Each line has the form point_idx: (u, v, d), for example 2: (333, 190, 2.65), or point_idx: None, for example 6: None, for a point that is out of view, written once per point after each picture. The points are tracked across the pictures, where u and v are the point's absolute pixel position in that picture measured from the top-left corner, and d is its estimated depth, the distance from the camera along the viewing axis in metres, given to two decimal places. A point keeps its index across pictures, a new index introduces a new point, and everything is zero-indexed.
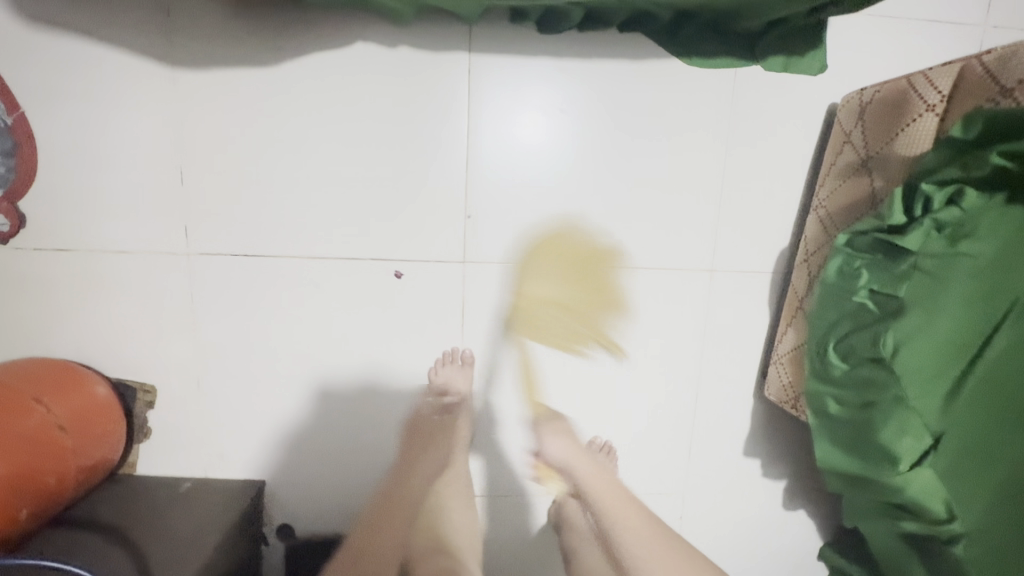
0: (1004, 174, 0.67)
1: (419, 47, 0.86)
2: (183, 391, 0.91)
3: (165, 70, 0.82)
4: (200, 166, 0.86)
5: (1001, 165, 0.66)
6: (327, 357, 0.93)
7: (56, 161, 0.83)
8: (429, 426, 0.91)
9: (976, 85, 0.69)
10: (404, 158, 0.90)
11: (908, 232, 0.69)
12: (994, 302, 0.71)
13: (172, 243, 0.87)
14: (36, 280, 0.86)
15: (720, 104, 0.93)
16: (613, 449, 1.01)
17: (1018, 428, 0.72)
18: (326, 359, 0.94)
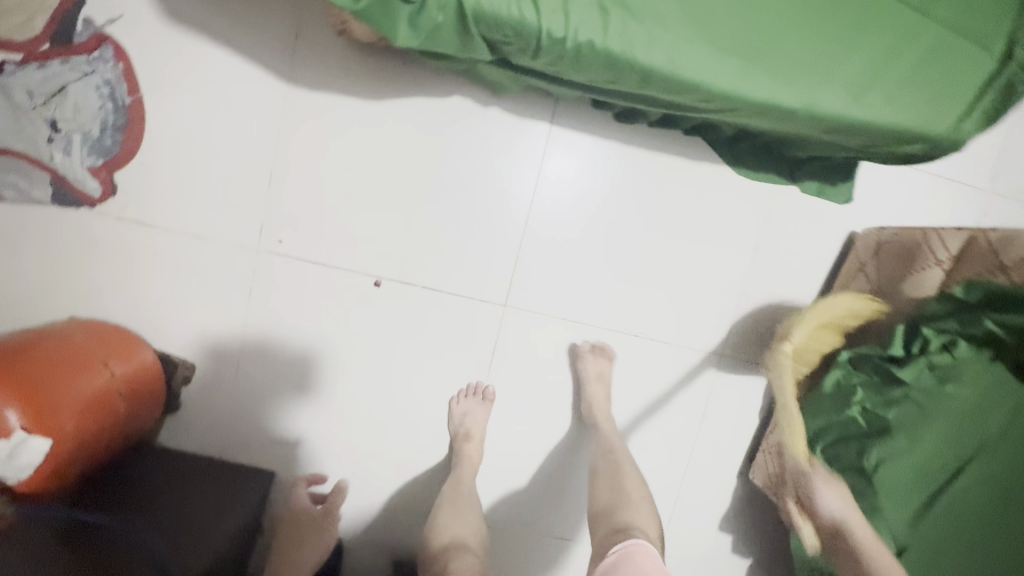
0: (992, 337, 0.80)
1: (508, 110, 0.96)
2: (221, 374, 0.97)
3: (279, 84, 0.90)
4: (286, 173, 0.93)
5: (992, 330, 0.79)
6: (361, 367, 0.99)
7: (159, 143, 0.89)
8: (304, 523, 0.95)
9: (980, 256, 0.84)
10: (472, 202, 0.98)
11: (905, 365, 0.81)
12: (966, 440, 0.80)
13: (246, 236, 0.94)
14: (111, 245, 0.92)
15: (757, 212, 1.04)
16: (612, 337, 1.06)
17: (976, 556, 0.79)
18: (359, 369, 1.00)
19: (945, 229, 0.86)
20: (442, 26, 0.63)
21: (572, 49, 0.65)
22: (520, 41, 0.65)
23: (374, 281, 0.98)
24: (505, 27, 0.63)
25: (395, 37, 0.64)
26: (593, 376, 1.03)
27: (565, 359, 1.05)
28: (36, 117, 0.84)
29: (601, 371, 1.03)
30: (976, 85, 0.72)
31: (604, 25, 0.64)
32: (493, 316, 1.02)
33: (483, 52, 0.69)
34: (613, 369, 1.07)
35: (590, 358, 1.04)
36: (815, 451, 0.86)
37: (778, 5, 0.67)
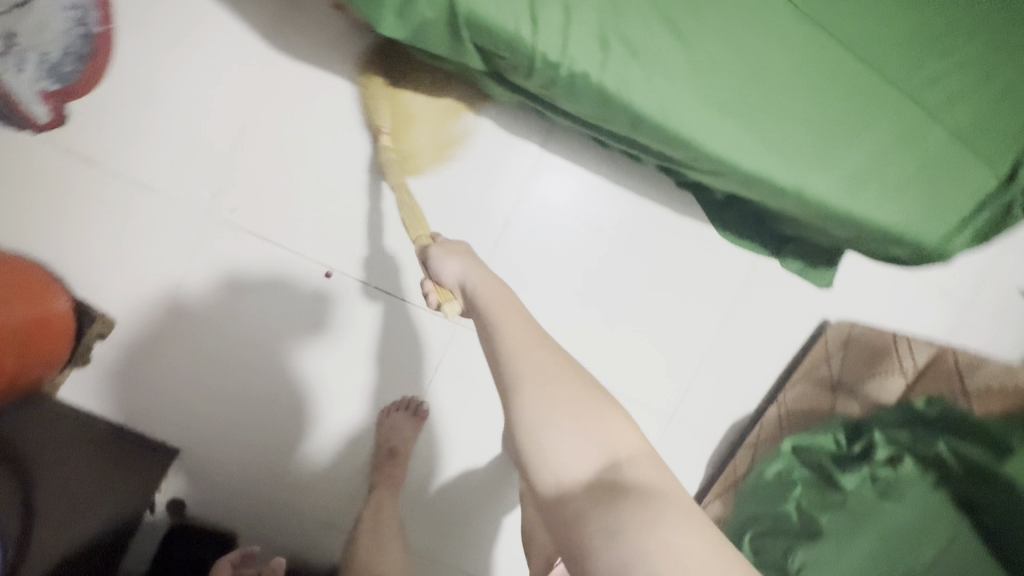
0: (945, 465, 0.76)
1: (499, 125, 0.92)
2: (140, 337, 0.90)
3: (263, 47, 0.84)
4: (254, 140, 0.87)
5: (943, 454, 0.75)
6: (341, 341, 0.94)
7: (121, 80, 0.83)
8: None
9: (944, 374, 0.82)
10: (443, 211, 0.93)
11: (848, 470, 0.79)
12: (896, 565, 0.75)
13: (195, 197, 0.88)
14: (47, 177, 0.85)
15: (732, 281, 1.00)
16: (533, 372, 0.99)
17: None
18: (326, 347, 0.94)
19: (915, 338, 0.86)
20: (431, 24, 0.59)
21: (564, 79, 0.61)
22: (511, 58, 0.61)
23: (323, 271, 0.92)
24: (497, 39, 0.59)
25: (380, 23, 0.60)
26: None
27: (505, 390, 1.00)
28: None
29: None
30: (973, 203, 0.69)
31: (603, 61, 0.60)
32: (443, 332, 0.97)
33: (473, 60, 0.65)
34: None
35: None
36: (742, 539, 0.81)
37: (787, 73, 0.63)
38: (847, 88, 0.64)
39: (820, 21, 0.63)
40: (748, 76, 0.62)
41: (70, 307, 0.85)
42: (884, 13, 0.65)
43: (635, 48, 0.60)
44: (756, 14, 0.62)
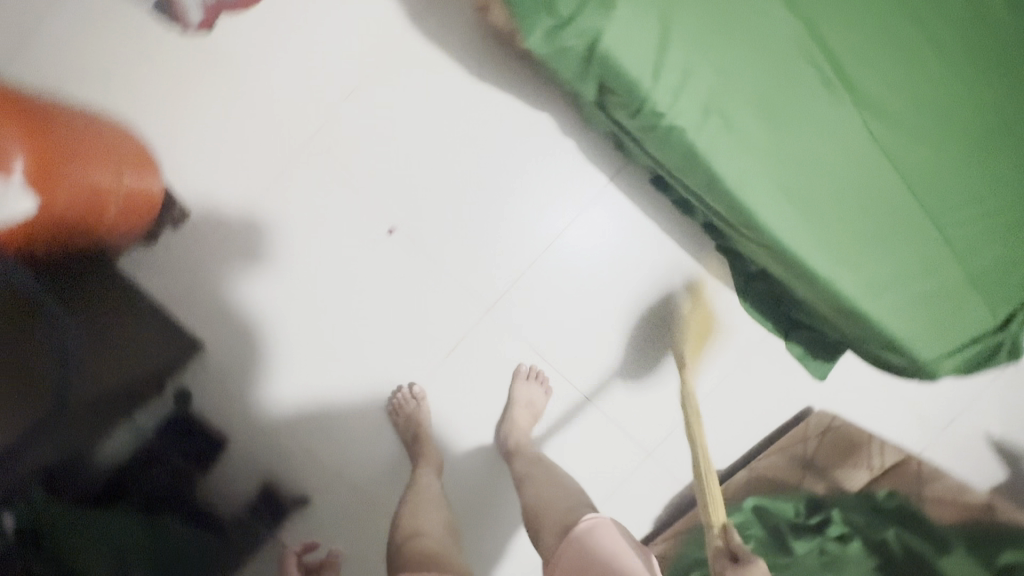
0: (887, 552, 0.88)
1: (580, 147, 1.02)
2: (209, 230, 1.00)
3: (401, 22, 0.97)
4: (369, 99, 0.99)
5: (890, 539, 0.89)
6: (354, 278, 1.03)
7: (275, 14, 0.96)
8: None
9: (905, 475, 0.95)
10: (505, 205, 1.03)
11: (804, 536, 0.89)
12: None
13: (300, 127, 0.99)
14: (180, 71, 0.96)
15: (738, 346, 1.10)
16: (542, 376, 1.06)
17: None
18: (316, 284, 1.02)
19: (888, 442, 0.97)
20: (571, 51, 0.69)
21: (662, 130, 0.72)
22: (623, 98, 0.72)
23: (387, 229, 1.02)
24: (620, 80, 0.69)
25: (528, 37, 0.70)
26: (529, 389, 1.05)
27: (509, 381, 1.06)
28: None
29: (532, 400, 1.04)
30: (969, 335, 0.79)
31: (700, 125, 0.70)
32: (472, 312, 1.05)
33: (590, 89, 0.75)
34: (550, 417, 1.08)
35: (525, 382, 1.05)
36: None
37: (847, 173, 0.73)
38: (897, 208, 0.74)
39: (892, 145, 0.73)
40: (816, 173, 0.72)
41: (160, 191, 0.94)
42: (945, 155, 0.75)
43: (729, 123, 0.70)
44: (840, 124, 0.72)
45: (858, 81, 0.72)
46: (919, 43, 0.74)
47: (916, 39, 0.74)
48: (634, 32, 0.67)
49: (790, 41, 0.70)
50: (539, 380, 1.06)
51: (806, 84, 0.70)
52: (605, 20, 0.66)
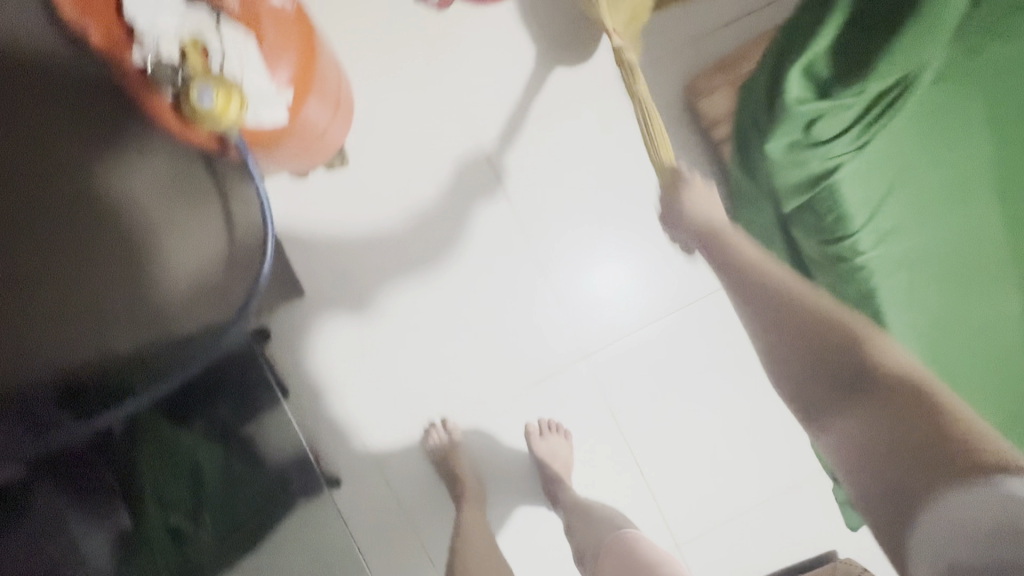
0: (858, 121, 0.69)
1: None
2: (357, 185, 0.99)
3: (614, 71, 1.02)
4: (541, 116, 1.01)
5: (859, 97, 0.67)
6: (465, 278, 1.02)
7: (508, 19, 0.99)
8: None
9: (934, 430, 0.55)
10: (633, 266, 1.06)
11: (865, 225, 0.74)
12: (947, 284, 0.77)
13: (483, 124, 1.00)
14: (397, 30, 0.96)
15: (788, 474, 1.13)
16: (561, 430, 1.05)
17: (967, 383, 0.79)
18: (434, 271, 1.01)
19: None
20: (803, 168, 0.73)
21: (848, 263, 0.76)
22: (827, 225, 0.75)
23: (518, 235, 1.03)
24: (833, 206, 0.74)
25: (768, 139, 0.73)
26: (551, 441, 1.03)
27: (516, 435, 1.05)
28: None
29: (555, 453, 1.02)
30: None
31: (883, 272, 0.76)
32: (566, 353, 1.05)
33: (792, 203, 0.78)
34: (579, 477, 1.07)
35: (541, 438, 1.03)
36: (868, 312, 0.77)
37: (964, 366, 0.80)
38: (1010, 405, 0.82)
39: None
40: (962, 342, 0.79)
41: (330, 126, 0.81)
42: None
43: (909, 278, 0.77)
44: (993, 312, 0.79)
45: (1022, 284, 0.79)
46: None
47: None
48: (868, 175, 0.72)
49: (986, 232, 0.76)
50: (558, 433, 1.04)
51: (981, 272, 0.77)
52: (850, 157, 0.71)
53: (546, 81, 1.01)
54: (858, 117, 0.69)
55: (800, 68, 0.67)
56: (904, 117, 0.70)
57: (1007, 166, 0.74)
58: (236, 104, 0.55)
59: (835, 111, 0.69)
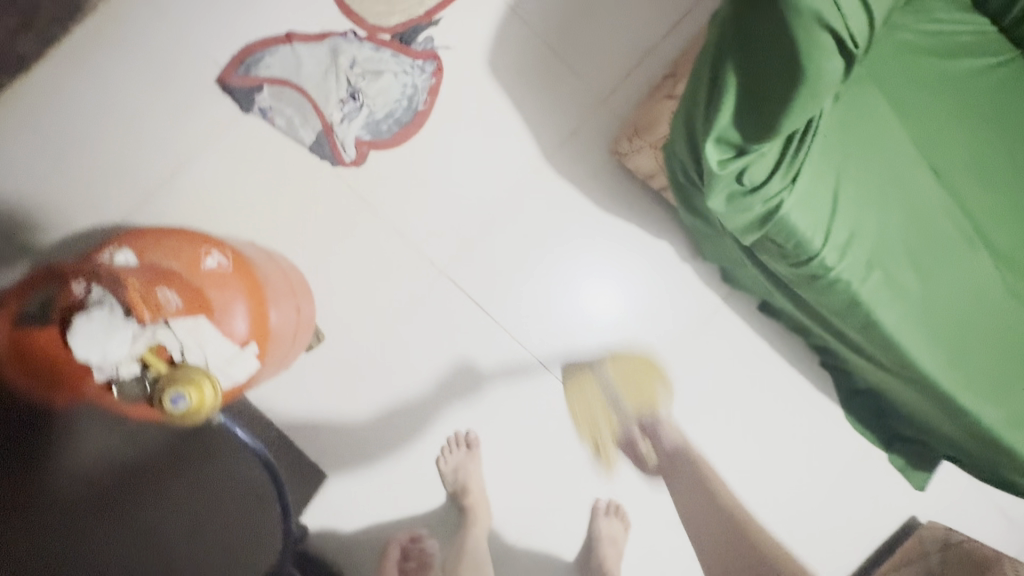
0: (782, 156, 0.70)
1: (697, 274, 1.08)
2: (340, 354, 0.98)
3: (539, 157, 1.02)
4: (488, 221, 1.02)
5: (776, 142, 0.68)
6: (473, 401, 1.02)
7: (423, 148, 0.99)
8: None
9: None
10: (625, 326, 1.06)
11: (827, 241, 0.75)
12: (922, 263, 0.78)
13: (436, 252, 1.01)
14: (325, 200, 0.97)
15: (843, 462, 1.13)
16: (619, 512, 1.06)
17: (976, 344, 0.81)
18: (441, 404, 1.01)
19: (981, 542, 1.07)
20: (749, 212, 0.74)
21: (823, 279, 0.78)
22: (790, 252, 0.77)
23: (506, 340, 1.03)
24: (791, 236, 0.75)
25: (705, 199, 0.74)
26: (610, 526, 1.04)
27: (576, 530, 1.04)
28: (343, 82, 0.96)
29: (615, 536, 1.04)
30: None
31: (859, 277, 0.77)
32: (591, 433, 1.06)
33: (750, 238, 0.79)
34: (645, 545, 1.07)
35: (605, 519, 1.05)
36: (860, 317, 0.78)
37: (970, 330, 0.81)
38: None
39: None
40: (962, 308, 0.80)
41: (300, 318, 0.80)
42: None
43: (886, 270, 0.78)
44: (975, 270, 0.80)
45: (989, 235, 0.80)
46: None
47: None
48: (809, 198, 0.74)
49: (932, 203, 0.78)
50: (619, 517, 1.05)
51: (947, 239, 0.79)
52: (788, 190, 0.72)
53: (480, 190, 1.01)
54: (781, 156, 0.70)
55: (713, 138, 0.67)
56: (821, 136, 0.72)
57: (922, 141, 0.77)
58: (208, 394, 0.56)
59: (755, 161, 0.69)
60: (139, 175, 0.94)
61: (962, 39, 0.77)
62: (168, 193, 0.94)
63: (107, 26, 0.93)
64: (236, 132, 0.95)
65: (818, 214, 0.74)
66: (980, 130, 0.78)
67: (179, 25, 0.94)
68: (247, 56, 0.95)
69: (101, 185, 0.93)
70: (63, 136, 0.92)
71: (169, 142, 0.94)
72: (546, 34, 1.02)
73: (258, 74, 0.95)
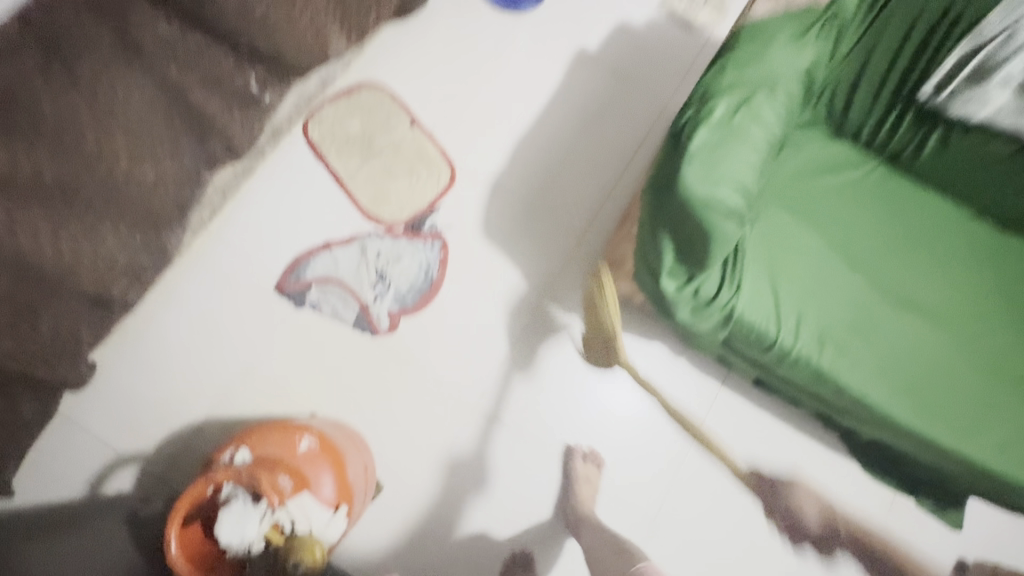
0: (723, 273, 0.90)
1: (693, 365, 1.23)
2: (400, 497, 1.15)
3: (537, 295, 1.23)
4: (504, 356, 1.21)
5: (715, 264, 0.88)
6: (520, 519, 1.15)
7: (442, 308, 1.21)
8: None
9: None
10: (642, 424, 1.20)
11: (779, 328, 0.93)
12: (865, 331, 0.95)
13: (466, 392, 1.19)
14: (369, 367, 1.18)
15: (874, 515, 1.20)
16: None
17: (937, 389, 0.94)
18: (492, 526, 1.15)
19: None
20: (711, 318, 0.92)
21: (787, 358, 0.94)
22: (754, 341, 0.94)
23: (539, 458, 1.18)
24: (750, 329, 0.93)
25: (675, 314, 0.93)
26: None
27: None
28: (372, 268, 1.22)
29: None
30: None
31: (815, 352, 0.93)
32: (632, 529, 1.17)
33: (720, 335, 0.97)
34: None
35: None
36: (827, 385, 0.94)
37: (927, 378, 0.94)
38: (985, 382, 0.95)
39: (971, 339, 0.96)
40: (913, 361, 0.95)
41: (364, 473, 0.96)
42: (1002, 335, 0.97)
43: (837, 341, 0.94)
44: (913, 327, 0.96)
45: (914, 297, 0.97)
46: (958, 261, 0.99)
47: (957, 265, 0.99)
48: (754, 298, 0.93)
49: (855, 281, 0.97)
50: None
51: (878, 308, 0.96)
52: (737, 295, 0.91)
53: (493, 332, 1.21)
54: (723, 272, 0.90)
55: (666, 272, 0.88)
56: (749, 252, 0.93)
57: (831, 236, 0.98)
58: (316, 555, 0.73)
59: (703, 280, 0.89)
60: (221, 376, 1.15)
61: (839, 159, 1.00)
62: (244, 386, 1.16)
63: (187, 265, 1.19)
64: (293, 326, 1.18)
65: (765, 309, 0.93)
66: (876, 219, 0.99)
67: (242, 254, 1.21)
68: (296, 265, 1.21)
69: (189, 390, 1.14)
70: (158, 357, 1.15)
71: (240, 344, 1.17)
72: (524, 198, 1.28)
73: (306, 276, 1.20)
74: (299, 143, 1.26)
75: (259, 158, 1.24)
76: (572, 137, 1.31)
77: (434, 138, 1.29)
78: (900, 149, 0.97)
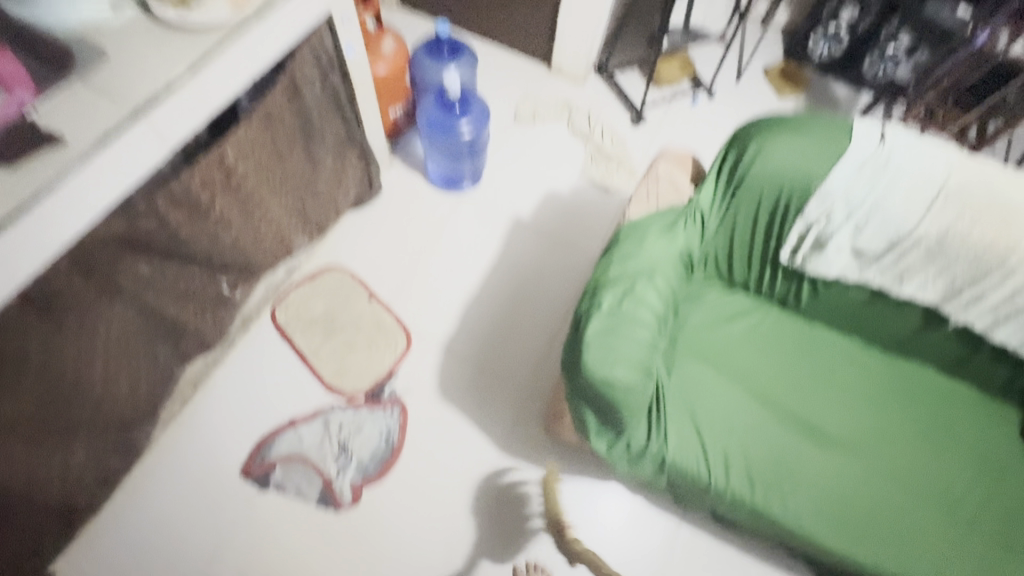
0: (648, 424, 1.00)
1: (652, 505, 1.27)
2: None
3: (494, 450, 1.30)
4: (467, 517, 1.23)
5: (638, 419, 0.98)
6: None
7: (403, 474, 1.26)
8: None
9: None
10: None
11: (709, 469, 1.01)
12: (788, 462, 1.03)
13: (432, 560, 1.19)
14: (334, 545, 1.19)
15: None
16: None
17: (866, 512, 1.00)
18: None
19: None
20: (645, 467, 1.00)
21: (722, 497, 1.00)
22: (689, 484, 1.01)
23: None
24: (682, 473, 1.00)
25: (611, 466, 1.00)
26: None
27: None
28: (335, 441, 1.28)
29: None
30: None
31: (745, 489, 1.00)
32: None
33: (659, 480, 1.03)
34: None
35: None
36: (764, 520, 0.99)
37: (855, 502, 1.01)
38: (908, 500, 1.02)
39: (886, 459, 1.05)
40: (838, 486, 1.02)
41: None
42: (914, 452, 1.05)
43: (764, 475, 1.01)
44: (831, 454, 1.05)
45: (826, 423, 1.07)
46: (858, 386, 1.10)
47: (858, 390, 1.10)
48: (682, 443, 1.01)
49: (770, 415, 1.07)
50: None
51: (796, 438, 1.05)
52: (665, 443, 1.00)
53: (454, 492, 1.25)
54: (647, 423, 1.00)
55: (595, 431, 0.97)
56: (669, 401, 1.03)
57: (741, 375, 1.10)
58: None
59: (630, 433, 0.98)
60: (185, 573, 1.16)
61: (737, 307, 1.14)
62: None
63: (156, 459, 1.24)
64: (258, 509, 1.21)
65: (693, 452, 1.01)
66: (778, 356, 1.12)
67: (209, 441, 1.27)
68: (262, 445, 1.27)
69: None
70: (123, 558, 1.16)
71: (205, 536, 1.19)
72: (475, 357, 1.40)
73: (271, 457, 1.26)
74: (267, 329, 1.39)
75: (229, 347, 1.36)
76: (514, 297, 1.47)
77: (389, 311, 1.43)
78: (785, 295, 1.13)
